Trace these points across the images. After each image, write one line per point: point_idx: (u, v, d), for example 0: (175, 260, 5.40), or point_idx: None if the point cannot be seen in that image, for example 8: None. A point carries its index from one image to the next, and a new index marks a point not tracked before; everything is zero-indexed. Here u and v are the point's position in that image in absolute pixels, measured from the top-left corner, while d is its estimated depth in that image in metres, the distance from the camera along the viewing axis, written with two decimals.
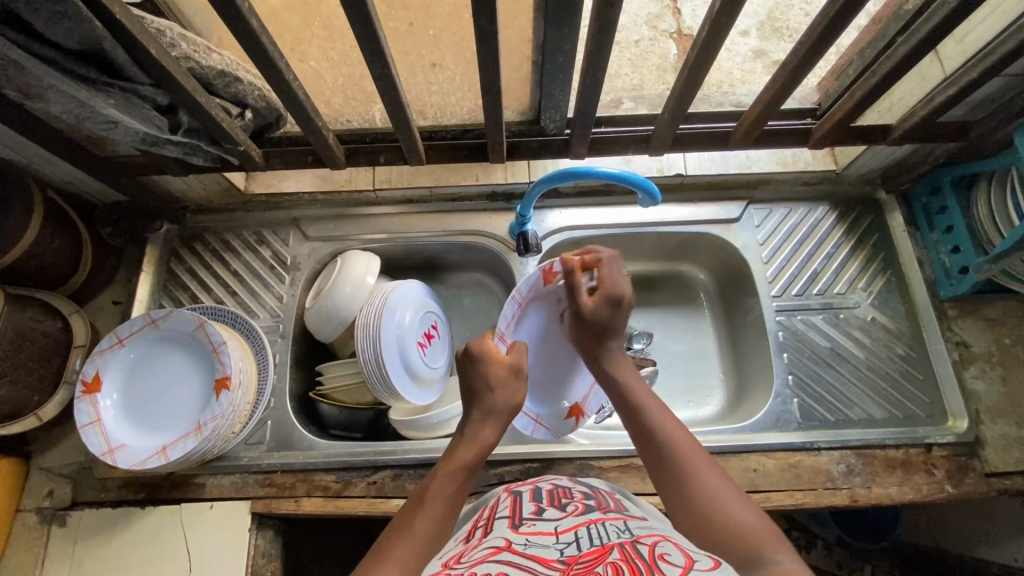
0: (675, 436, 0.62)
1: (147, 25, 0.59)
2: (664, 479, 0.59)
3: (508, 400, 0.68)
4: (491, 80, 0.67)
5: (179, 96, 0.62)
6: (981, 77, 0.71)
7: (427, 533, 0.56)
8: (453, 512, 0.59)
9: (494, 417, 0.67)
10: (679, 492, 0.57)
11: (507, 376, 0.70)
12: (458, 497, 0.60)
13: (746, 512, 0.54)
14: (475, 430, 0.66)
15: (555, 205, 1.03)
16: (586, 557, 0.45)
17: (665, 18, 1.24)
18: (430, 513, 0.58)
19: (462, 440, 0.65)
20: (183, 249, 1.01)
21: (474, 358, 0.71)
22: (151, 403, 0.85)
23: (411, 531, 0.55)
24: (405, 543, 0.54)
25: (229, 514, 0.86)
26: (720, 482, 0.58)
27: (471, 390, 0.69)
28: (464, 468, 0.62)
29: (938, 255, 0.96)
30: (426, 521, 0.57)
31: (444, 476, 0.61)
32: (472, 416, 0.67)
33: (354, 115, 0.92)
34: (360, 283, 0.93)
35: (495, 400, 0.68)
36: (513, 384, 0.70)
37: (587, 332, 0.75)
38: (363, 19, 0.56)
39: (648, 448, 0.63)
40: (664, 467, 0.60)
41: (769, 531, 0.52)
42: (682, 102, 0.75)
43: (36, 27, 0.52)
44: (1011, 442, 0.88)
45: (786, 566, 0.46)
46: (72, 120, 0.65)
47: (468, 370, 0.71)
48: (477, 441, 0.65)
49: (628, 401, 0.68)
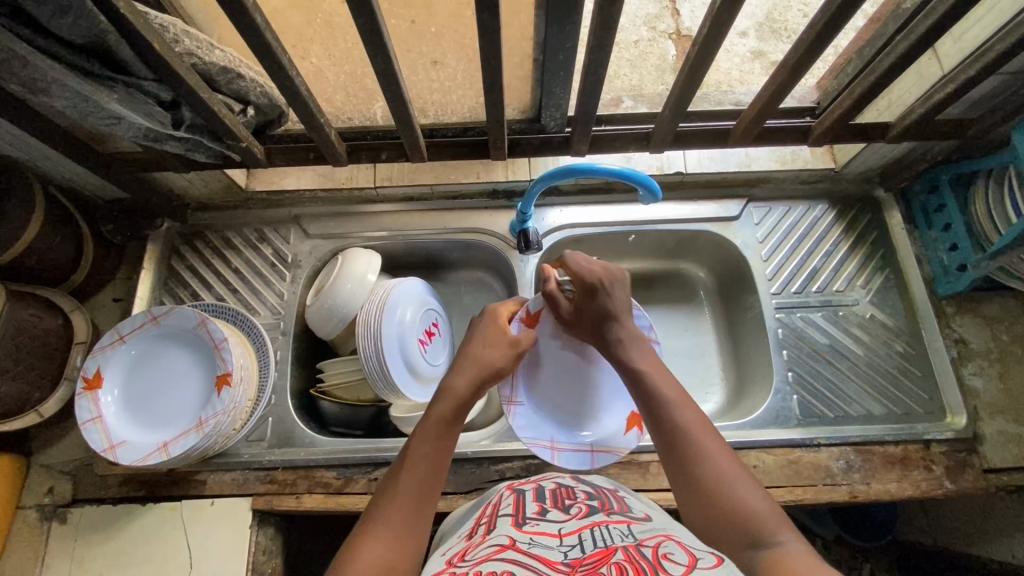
0: (687, 414, 0.62)
1: (151, 21, 0.60)
2: (672, 454, 0.60)
3: (493, 358, 0.70)
4: (492, 77, 0.68)
5: (182, 92, 0.63)
6: (979, 75, 0.71)
7: (415, 489, 0.56)
8: (439, 467, 0.59)
9: (468, 372, 0.68)
10: (686, 470, 0.58)
11: (496, 339, 0.73)
12: (441, 452, 0.60)
13: (752, 493, 0.56)
14: (448, 384, 0.65)
15: (555, 203, 1.03)
16: (590, 559, 0.46)
17: (665, 19, 1.24)
18: (411, 473, 0.57)
19: (439, 394, 0.65)
20: (184, 247, 1.01)
21: (481, 319, 0.77)
22: (152, 398, 0.85)
23: (395, 494, 0.56)
24: (390, 506, 0.55)
25: (230, 511, 0.86)
26: (727, 462, 0.58)
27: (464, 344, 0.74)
28: (441, 422, 0.62)
29: (936, 253, 0.96)
30: (409, 482, 0.56)
31: (423, 433, 0.61)
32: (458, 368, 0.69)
33: (355, 112, 0.93)
34: (361, 280, 0.93)
35: (484, 357, 0.70)
36: (504, 349, 0.72)
37: (586, 325, 0.76)
38: (367, 15, 0.56)
39: (657, 425, 0.63)
40: (673, 445, 0.60)
41: (774, 513, 0.54)
42: (682, 100, 0.76)
43: (41, 21, 0.52)
44: (1010, 438, 0.89)
45: (792, 554, 0.49)
46: (74, 115, 0.66)
47: (473, 328, 0.77)
48: (452, 394, 0.65)
49: (641, 379, 0.67)
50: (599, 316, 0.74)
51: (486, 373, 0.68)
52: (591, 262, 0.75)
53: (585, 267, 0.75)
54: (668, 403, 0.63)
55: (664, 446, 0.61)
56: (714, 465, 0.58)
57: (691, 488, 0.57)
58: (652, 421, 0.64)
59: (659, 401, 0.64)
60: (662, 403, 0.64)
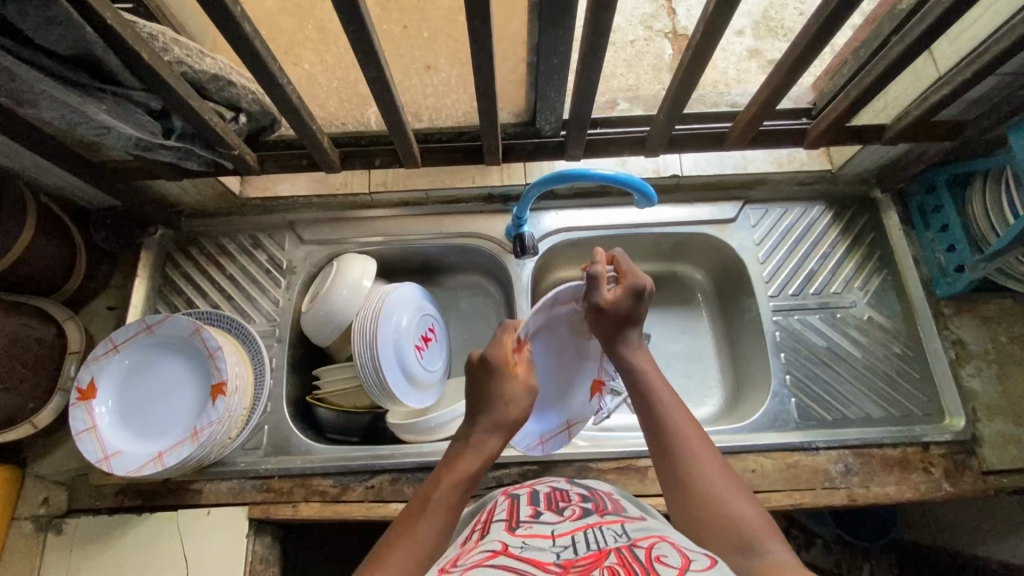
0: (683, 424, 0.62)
1: (139, 30, 0.59)
2: (664, 461, 0.60)
3: (516, 417, 0.67)
4: (485, 82, 0.67)
5: (172, 102, 0.62)
6: (974, 77, 0.71)
7: (428, 542, 0.55)
8: (454, 523, 0.58)
9: (498, 431, 0.66)
10: (679, 476, 0.58)
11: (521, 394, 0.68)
12: (459, 507, 0.59)
13: (743, 502, 0.55)
14: (479, 440, 0.64)
15: (551, 207, 1.02)
16: (583, 561, 0.45)
17: (660, 18, 1.24)
18: (430, 524, 0.57)
19: (465, 448, 0.64)
20: (178, 254, 1.01)
21: (493, 376, 0.68)
22: (149, 411, 0.85)
23: (411, 542, 0.55)
24: (404, 553, 0.54)
25: (226, 520, 0.85)
26: (720, 472, 0.58)
27: (480, 401, 0.67)
28: (465, 478, 0.61)
29: (933, 254, 0.96)
30: (427, 532, 0.56)
31: (447, 484, 0.60)
32: (477, 426, 0.65)
33: (349, 118, 0.91)
34: (356, 286, 0.93)
35: (504, 416, 0.66)
36: (524, 402, 0.68)
37: (608, 324, 0.70)
38: (357, 23, 0.56)
39: (651, 430, 0.63)
40: (668, 451, 0.60)
41: (764, 521, 0.53)
42: (677, 103, 0.75)
43: (28, 34, 0.51)
44: (1008, 440, 0.88)
45: (781, 558, 0.48)
46: (63, 126, 0.65)
47: (483, 382, 0.68)
48: (481, 451, 0.64)
49: (640, 382, 0.66)
50: (627, 319, 0.70)
51: (512, 430, 0.67)
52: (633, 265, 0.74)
53: (631, 270, 0.71)
54: (666, 409, 0.63)
55: (659, 452, 0.61)
56: (707, 473, 0.57)
57: (684, 492, 0.57)
58: (647, 426, 0.63)
59: (657, 408, 0.63)
60: (659, 409, 0.63)
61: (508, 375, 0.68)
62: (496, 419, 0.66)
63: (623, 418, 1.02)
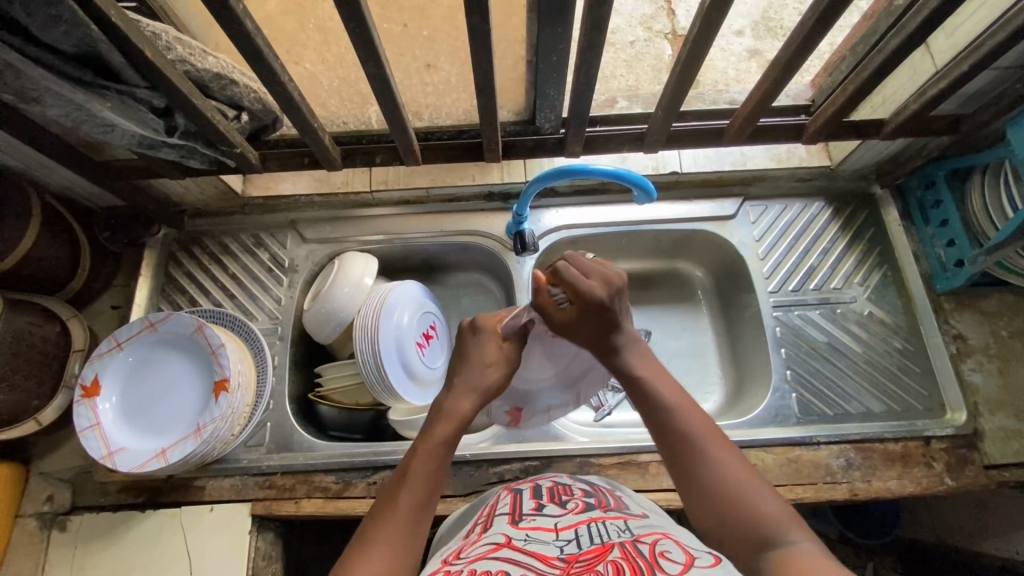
0: (694, 423, 0.61)
1: (142, 29, 0.60)
2: (679, 463, 0.60)
3: (494, 379, 0.69)
4: (484, 78, 0.67)
5: (176, 100, 0.63)
6: (971, 70, 0.71)
7: (408, 513, 0.56)
8: (435, 490, 0.59)
9: (476, 393, 0.67)
10: (696, 481, 0.57)
11: (499, 361, 0.70)
12: (440, 474, 0.60)
13: (763, 496, 0.55)
14: (455, 404, 0.65)
15: (551, 204, 1.03)
16: (587, 555, 0.45)
17: (659, 19, 1.25)
18: (412, 491, 0.58)
19: (441, 414, 0.65)
20: (181, 253, 1.01)
21: (475, 335, 0.71)
22: (148, 403, 0.86)
23: (395, 514, 0.56)
24: (389, 529, 0.54)
25: (228, 517, 0.86)
26: (736, 467, 0.57)
27: (462, 362, 0.70)
28: (444, 442, 0.62)
29: (933, 248, 0.96)
30: (408, 502, 0.57)
31: (426, 453, 0.60)
32: (453, 390, 0.67)
33: (349, 116, 0.94)
34: (357, 284, 0.93)
35: (482, 379, 0.68)
36: (502, 367, 0.70)
37: (581, 335, 0.69)
38: (357, 20, 0.56)
39: (663, 438, 0.62)
40: (684, 457, 0.59)
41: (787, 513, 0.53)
42: (674, 99, 0.76)
43: (33, 30, 0.52)
44: (1010, 434, 0.88)
45: (806, 551, 0.48)
46: (67, 124, 0.66)
47: (467, 344, 0.71)
48: (456, 413, 0.64)
49: (638, 388, 0.65)
50: (604, 327, 0.67)
51: (490, 393, 0.68)
52: (600, 264, 0.69)
53: (582, 280, 0.67)
54: (675, 411, 0.62)
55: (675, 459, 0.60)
56: (723, 471, 0.57)
57: (703, 495, 0.56)
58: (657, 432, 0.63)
59: (664, 413, 0.62)
60: (665, 411, 0.63)
61: (492, 340, 0.70)
62: (473, 381, 0.68)
63: (625, 414, 1.02)
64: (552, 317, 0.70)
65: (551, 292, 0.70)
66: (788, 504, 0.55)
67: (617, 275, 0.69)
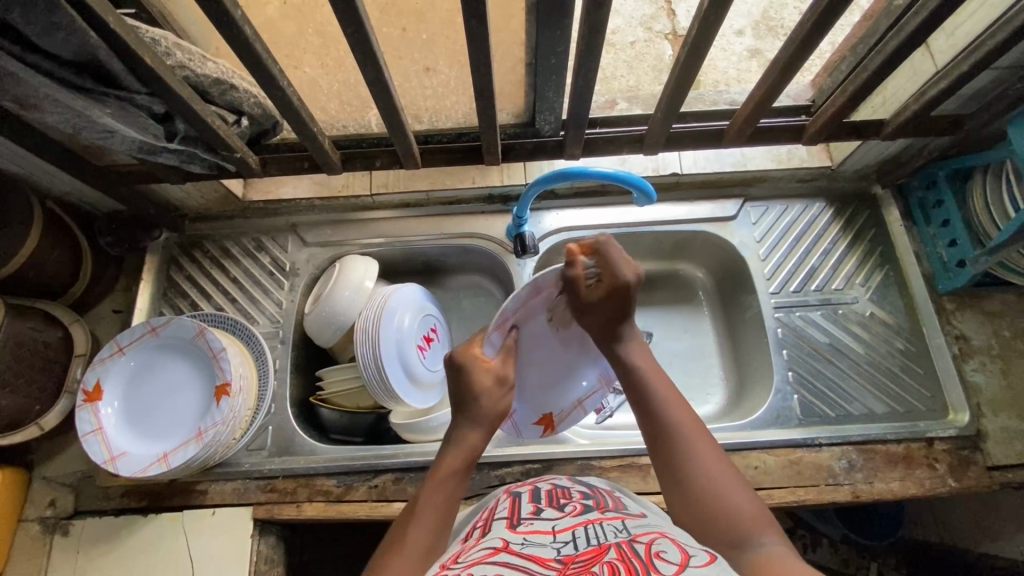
0: (679, 413, 0.62)
1: (142, 35, 0.60)
2: (659, 450, 0.60)
3: (493, 406, 0.67)
4: (483, 81, 0.67)
5: (176, 106, 0.63)
6: (971, 70, 0.71)
7: (420, 547, 0.56)
8: (448, 523, 0.59)
9: (479, 424, 0.65)
10: (675, 470, 0.58)
11: (494, 385, 0.67)
12: (450, 507, 0.60)
13: (739, 492, 0.56)
14: (462, 436, 0.64)
15: (552, 206, 1.03)
16: (583, 557, 0.45)
17: (660, 20, 1.24)
18: (422, 526, 0.57)
19: (450, 445, 0.64)
20: (182, 257, 1.02)
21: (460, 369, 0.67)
22: (153, 415, 0.85)
23: (404, 547, 0.56)
24: (397, 562, 0.54)
25: (230, 521, 0.86)
26: (719, 462, 0.58)
27: (456, 398, 0.67)
28: (453, 473, 0.62)
29: (935, 249, 0.96)
30: (419, 536, 0.56)
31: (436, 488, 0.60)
32: (457, 423, 0.65)
33: (349, 119, 0.94)
34: (358, 287, 0.93)
35: (482, 409, 0.66)
36: (499, 391, 0.68)
37: (597, 319, 0.69)
38: (355, 24, 0.56)
39: (648, 423, 0.62)
40: (663, 444, 0.60)
41: (761, 514, 0.54)
42: (674, 101, 0.76)
43: (33, 38, 0.53)
44: (1013, 435, 0.88)
45: (775, 556, 0.49)
46: (68, 130, 0.66)
47: (453, 379, 0.67)
48: (464, 445, 0.64)
49: (633, 373, 0.66)
50: (617, 315, 0.68)
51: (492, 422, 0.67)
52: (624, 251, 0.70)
53: (618, 262, 0.67)
54: (661, 400, 0.63)
55: (656, 446, 0.61)
56: (705, 462, 0.58)
57: (681, 485, 0.57)
58: (642, 419, 0.63)
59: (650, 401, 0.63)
60: (654, 400, 0.63)
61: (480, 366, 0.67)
62: (472, 408, 0.66)
63: (627, 416, 1.02)
64: (578, 296, 0.68)
65: (584, 266, 0.67)
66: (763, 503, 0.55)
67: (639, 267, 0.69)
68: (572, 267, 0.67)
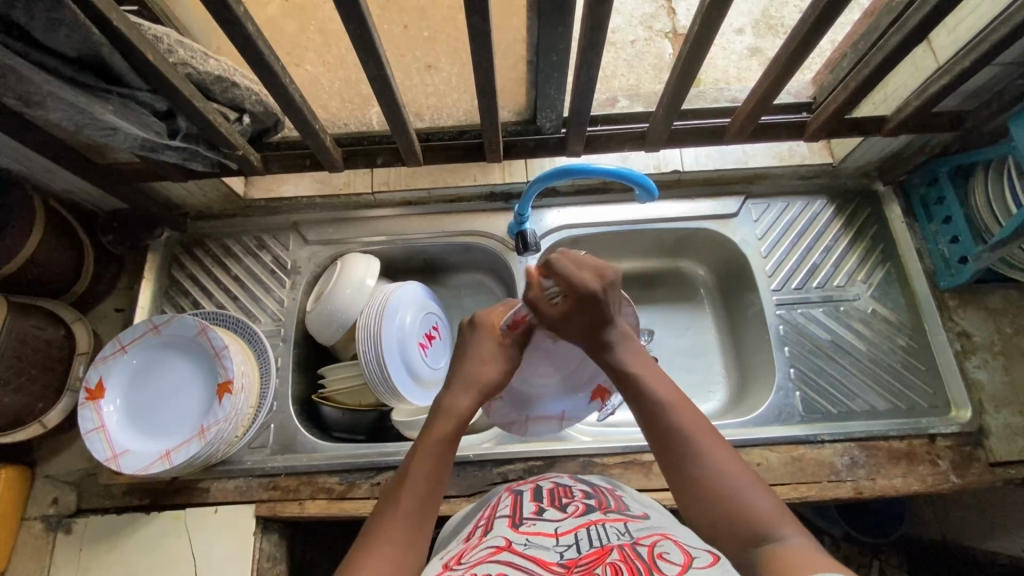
0: (687, 419, 0.61)
1: (144, 33, 0.60)
2: (670, 458, 0.59)
3: (491, 374, 0.69)
4: (485, 78, 0.67)
5: (178, 103, 0.63)
6: (973, 66, 0.71)
7: (410, 516, 0.56)
8: (437, 492, 0.59)
9: (473, 391, 0.67)
10: (686, 477, 0.58)
11: (495, 354, 0.70)
12: (439, 479, 0.59)
13: (753, 492, 0.55)
14: (452, 401, 0.65)
15: (553, 204, 1.03)
16: (586, 559, 0.45)
17: (660, 18, 1.24)
18: (412, 496, 0.57)
19: (439, 411, 0.65)
20: (184, 256, 1.02)
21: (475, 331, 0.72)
22: (154, 409, 0.86)
23: (395, 516, 0.56)
24: (390, 534, 0.54)
25: (233, 519, 0.86)
26: (730, 463, 0.57)
27: (460, 360, 0.70)
28: (441, 442, 0.62)
29: (936, 246, 0.95)
30: (409, 506, 0.56)
31: (424, 458, 0.60)
32: (451, 389, 0.67)
33: (351, 117, 0.92)
34: (360, 285, 0.93)
35: (479, 374, 0.68)
36: (499, 361, 0.70)
37: (574, 334, 0.68)
38: (357, 21, 0.56)
39: (655, 435, 0.61)
40: (675, 451, 0.59)
41: (776, 511, 0.53)
42: (675, 97, 0.76)
43: (35, 35, 0.53)
44: (1016, 432, 0.88)
45: (795, 548, 0.48)
46: (70, 127, 0.66)
47: (466, 340, 0.72)
48: (454, 412, 0.64)
49: (633, 383, 0.65)
50: (592, 325, 0.67)
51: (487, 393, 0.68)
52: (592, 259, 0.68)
53: (574, 272, 0.65)
54: (666, 411, 0.62)
55: (667, 456, 0.60)
56: (716, 465, 0.57)
57: (694, 492, 0.57)
58: (650, 432, 0.62)
59: (654, 413, 0.62)
60: (659, 412, 0.62)
61: (489, 336, 0.71)
62: (473, 376, 0.68)
63: (629, 414, 1.02)
64: (546, 317, 0.69)
65: (544, 286, 0.68)
66: (778, 497, 0.55)
67: (613, 271, 0.67)
68: (533, 290, 0.68)
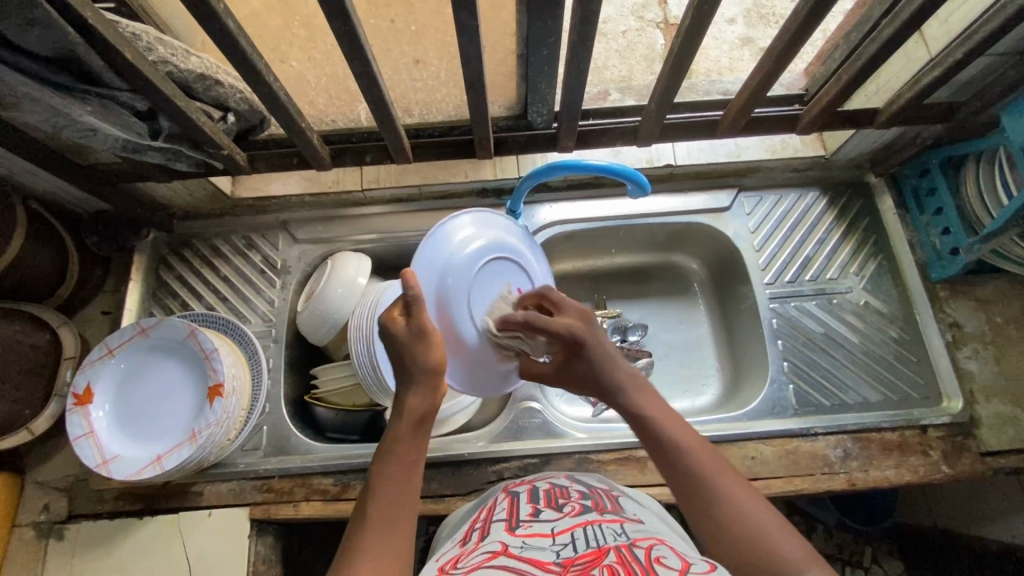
0: (707, 460, 0.56)
1: (121, 30, 0.58)
2: (688, 493, 0.55)
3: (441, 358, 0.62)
4: (474, 74, 0.66)
5: (159, 103, 0.62)
6: (966, 57, 0.70)
7: (386, 533, 0.52)
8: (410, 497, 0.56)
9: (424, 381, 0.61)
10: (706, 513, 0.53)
11: (405, 339, 0.61)
12: (408, 481, 0.56)
13: (785, 538, 0.49)
14: (403, 398, 0.60)
15: (545, 200, 1.02)
16: (583, 559, 0.45)
17: (652, 8, 1.23)
18: (381, 514, 0.54)
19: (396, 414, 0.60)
20: (172, 257, 1.00)
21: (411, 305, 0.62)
22: (144, 415, 0.84)
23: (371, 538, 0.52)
24: (373, 539, 0.52)
25: (228, 522, 0.85)
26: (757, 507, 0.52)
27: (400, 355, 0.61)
28: (404, 441, 0.59)
29: (928, 237, 0.96)
30: (381, 528, 0.53)
31: (390, 461, 0.57)
32: (410, 385, 0.61)
33: (338, 115, 0.89)
34: (352, 284, 0.92)
35: (429, 360, 0.61)
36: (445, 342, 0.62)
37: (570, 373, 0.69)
38: (342, 18, 0.55)
39: (675, 474, 0.56)
40: (693, 494, 0.54)
41: (809, 556, 0.48)
42: (668, 91, 0.75)
43: (9, 37, 0.51)
44: (1006, 421, 0.88)
45: None
46: (49, 129, 0.65)
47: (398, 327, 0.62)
48: (410, 410, 0.60)
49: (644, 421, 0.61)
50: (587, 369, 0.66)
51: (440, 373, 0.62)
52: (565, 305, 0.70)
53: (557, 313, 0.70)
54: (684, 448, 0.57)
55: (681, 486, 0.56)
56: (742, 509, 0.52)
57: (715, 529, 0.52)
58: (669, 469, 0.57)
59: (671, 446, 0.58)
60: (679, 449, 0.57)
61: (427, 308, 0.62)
62: (416, 369, 0.61)
63: None
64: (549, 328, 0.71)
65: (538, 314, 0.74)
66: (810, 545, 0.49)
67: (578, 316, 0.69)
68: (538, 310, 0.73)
